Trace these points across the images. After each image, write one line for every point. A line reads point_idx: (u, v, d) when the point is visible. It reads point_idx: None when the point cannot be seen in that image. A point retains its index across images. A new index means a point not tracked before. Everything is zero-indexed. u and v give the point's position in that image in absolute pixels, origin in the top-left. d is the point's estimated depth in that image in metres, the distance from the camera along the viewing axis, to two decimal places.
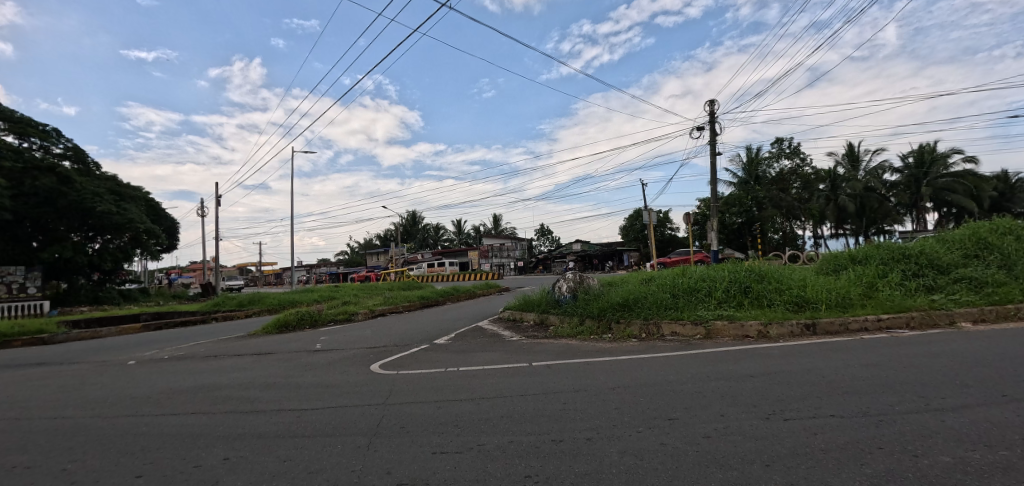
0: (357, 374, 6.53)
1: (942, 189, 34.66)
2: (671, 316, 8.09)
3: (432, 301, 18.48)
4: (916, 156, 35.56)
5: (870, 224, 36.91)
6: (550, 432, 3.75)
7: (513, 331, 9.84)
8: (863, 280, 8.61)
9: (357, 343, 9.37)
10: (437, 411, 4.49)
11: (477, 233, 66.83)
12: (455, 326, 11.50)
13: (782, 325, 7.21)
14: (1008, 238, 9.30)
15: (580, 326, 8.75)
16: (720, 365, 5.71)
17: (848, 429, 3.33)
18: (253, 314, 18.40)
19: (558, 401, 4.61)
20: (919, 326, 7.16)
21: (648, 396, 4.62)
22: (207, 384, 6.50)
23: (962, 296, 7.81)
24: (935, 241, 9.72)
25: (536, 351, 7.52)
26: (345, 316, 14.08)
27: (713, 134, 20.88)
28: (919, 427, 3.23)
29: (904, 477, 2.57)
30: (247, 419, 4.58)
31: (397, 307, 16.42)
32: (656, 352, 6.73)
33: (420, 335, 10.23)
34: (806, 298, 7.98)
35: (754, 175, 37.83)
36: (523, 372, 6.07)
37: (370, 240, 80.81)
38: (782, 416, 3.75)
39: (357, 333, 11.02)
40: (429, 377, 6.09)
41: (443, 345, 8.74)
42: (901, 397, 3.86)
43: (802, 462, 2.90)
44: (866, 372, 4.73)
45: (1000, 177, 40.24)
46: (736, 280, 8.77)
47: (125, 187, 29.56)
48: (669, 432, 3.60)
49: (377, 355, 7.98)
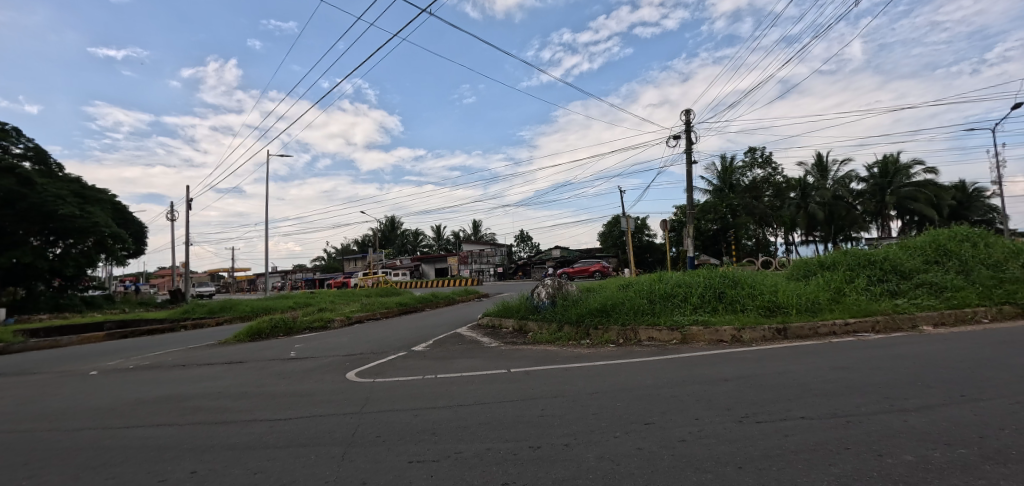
0: (333, 382, 6.41)
1: (905, 198, 36.05)
2: (648, 321, 8.20)
3: (411, 308, 18.27)
4: (880, 166, 36.94)
5: (838, 232, 38.05)
6: (528, 438, 3.74)
7: (491, 337, 9.80)
8: (831, 285, 8.89)
9: (333, 351, 9.19)
10: (413, 418, 4.43)
11: (457, 239, 66.63)
12: (433, 333, 11.41)
13: (755, 330, 7.37)
14: (966, 245, 9.70)
15: (559, 332, 8.78)
16: (697, 370, 5.77)
17: (818, 431, 3.41)
18: (224, 322, 17.89)
19: (536, 407, 4.61)
20: (883, 330, 7.42)
21: (625, 401, 4.65)
22: (175, 394, 6.27)
23: (924, 300, 8.11)
24: (899, 248, 10.10)
25: (514, 358, 7.51)
26: (321, 324, 13.81)
27: (689, 142, 21.31)
28: (884, 427, 3.33)
29: (870, 476, 2.65)
30: (217, 430, 4.44)
31: (375, 314, 16.20)
32: (634, 357, 6.80)
33: (397, 342, 10.10)
34: (777, 302, 8.18)
35: (729, 183, 38.70)
36: (501, 379, 6.05)
37: (348, 245, 79.70)
38: (754, 419, 3.82)
39: (333, 340, 10.84)
40: (407, 384, 6.02)
41: (421, 351, 8.65)
42: (868, 399, 3.98)
43: (773, 463, 2.96)
44: (836, 375, 4.85)
45: (958, 187, 42.07)
46: (711, 285, 8.95)
47: (90, 190, 28.52)
48: (646, 436, 3.63)
49: (353, 363, 7.84)
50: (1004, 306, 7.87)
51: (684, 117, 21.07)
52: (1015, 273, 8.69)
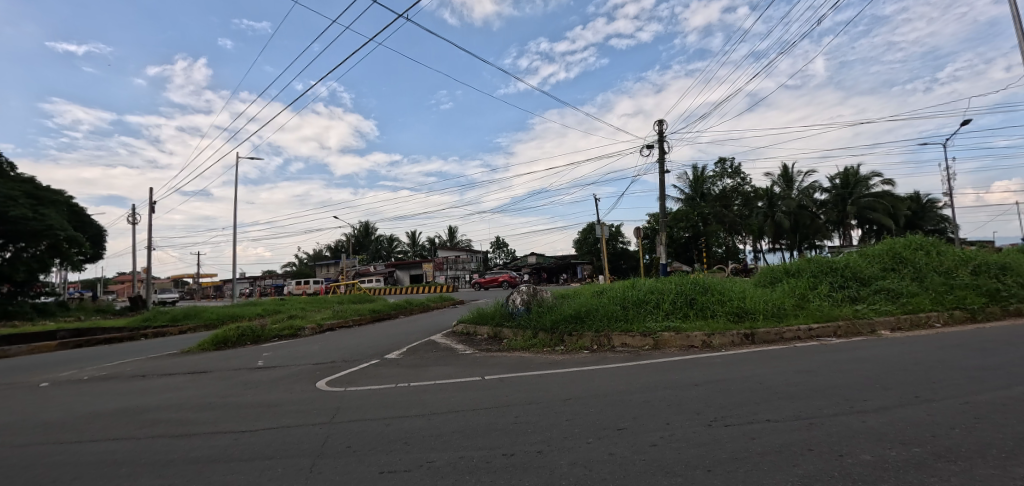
0: (302, 392, 6.24)
1: (865, 208, 37.65)
2: (621, 327, 8.28)
3: (384, 315, 17.95)
4: (842, 178, 38.48)
5: (803, 240, 39.35)
6: (501, 446, 3.72)
7: (466, 344, 9.72)
8: (795, 292, 9.18)
9: (303, 359, 8.96)
10: (386, 427, 4.36)
11: (432, 245, 66.05)
12: (407, 340, 11.25)
13: (724, 335, 7.54)
14: (920, 253, 10.17)
15: (533, 338, 8.79)
16: (669, 375, 5.87)
17: (782, 433, 3.50)
18: (188, 330, 17.21)
19: (510, 414, 4.59)
20: (845, 334, 7.69)
21: (599, 407, 4.68)
22: (133, 406, 6.00)
23: (881, 306, 8.46)
24: (858, 255, 10.52)
25: (489, 365, 7.47)
26: (291, 332, 13.44)
27: (662, 152, 21.74)
28: (844, 428, 3.44)
29: (832, 477, 2.72)
30: (177, 444, 4.26)
31: (347, 322, 15.85)
32: (608, 363, 6.84)
33: (369, 349, 9.91)
34: (746, 308, 8.39)
35: (700, 192, 39.60)
36: (475, 386, 6.00)
37: (320, 251, 78.13)
38: (723, 423, 3.90)
39: (303, 348, 10.58)
40: (379, 393, 5.90)
41: (394, 359, 8.51)
42: (830, 401, 4.11)
43: (740, 466, 3.02)
44: (799, 378, 5.01)
45: (913, 198, 44.15)
46: (682, 292, 9.11)
47: (45, 191, 27.20)
48: (618, 441, 3.65)
49: (324, 371, 7.66)
50: (954, 311, 8.29)
51: (657, 127, 21.54)
52: (965, 280, 9.15)
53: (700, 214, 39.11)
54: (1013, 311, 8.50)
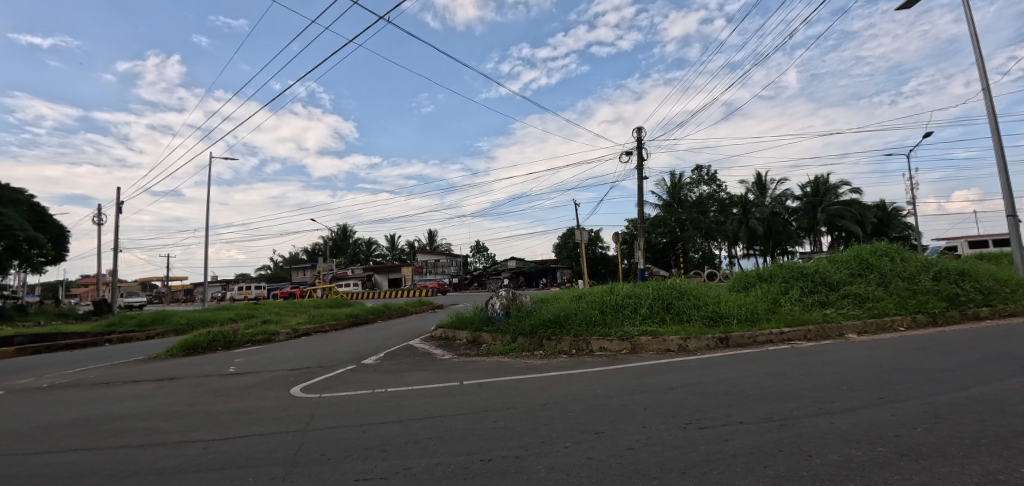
0: (275, 399, 6.09)
1: (834, 216, 38.87)
2: (599, 332, 8.34)
3: (362, 320, 17.69)
4: (812, 186, 39.73)
5: (776, 246, 40.35)
6: (479, 451, 3.69)
7: (445, 349, 9.63)
8: (768, 296, 9.41)
9: (277, 365, 8.76)
10: (361, 435, 4.28)
11: (411, 248, 65.56)
12: (384, 345, 11.12)
13: (699, 339, 7.66)
14: (885, 259, 10.53)
15: (512, 343, 8.78)
16: (646, 378, 5.95)
17: (754, 434, 3.58)
18: (156, 336, 16.65)
19: (488, 420, 4.56)
20: (814, 338, 7.90)
21: (577, 411, 4.70)
22: (96, 415, 5.76)
23: (849, 310, 8.73)
24: (827, 261, 10.83)
25: (467, 370, 7.41)
26: (264, 337, 13.12)
27: (640, 159, 22.06)
28: (813, 429, 3.52)
29: (801, 477, 2.79)
30: (142, 454, 4.10)
31: (324, 326, 15.57)
32: (585, 368, 6.87)
33: (345, 355, 9.75)
34: (720, 313, 8.55)
35: (677, 198, 40.21)
36: (453, 391, 5.95)
37: (296, 254, 76.71)
38: (698, 425, 3.96)
39: (277, 354, 10.35)
40: (354, 399, 5.81)
41: (371, 365, 8.39)
42: (800, 403, 4.20)
43: (714, 467, 3.07)
44: (771, 381, 5.14)
45: (880, 206, 45.79)
46: (659, 296, 9.23)
47: (4, 189, 26.06)
48: (596, 445, 3.67)
49: (298, 377, 7.51)
50: (917, 315, 8.61)
51: (636, 134, 21.87)
52: (928, 285, 9.51)
53: (677, 220, 39.73)
54: (971, 315, 8.88)
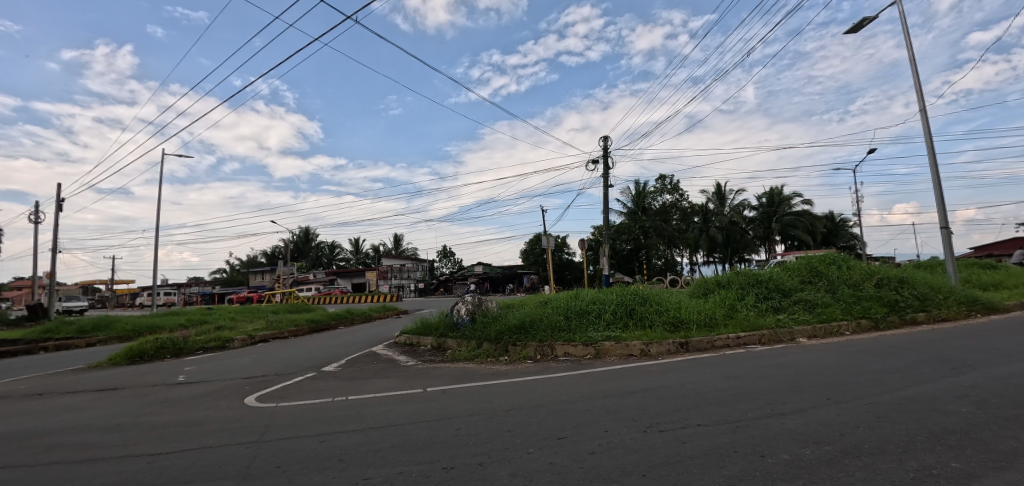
0: (228, 409, 5.83)
1: (787, 225, 40.75)
2: (564, 337, 8.39)
3: (323, 325, 17.21)
4: (767, 197, 41.57)
5: (734, 254, 41.81)
6: (441, 459, 3.64)
7: (409, 356, 9.47)
8: (725, 302, 9.73)
9: (231, 374, 8.39)
10: (319, 445, 4.14)
11: (376, 253, 64.43)
12: (346, 351, 10.83)
13: (661, 344, 7.82)
14: (833, 267, 11.08)
15: (477, 349, 8.73)
16: (608, 383, 6.03)
17: (710, 436, 3.68)
18: (98, 343, 15.67)
19: (452, 427, 4.51)
20: (768, 342, 8.22)
21: (540, 416, 4.71)
22: (27, 430, 5.35)
23: (800, 315, 9.14)
24: (780, 268, 11.29)
25: (431, 376, 7.32)
26: (218, 344, 12.57)
27: (606, 168, 22.45)
28: (765, 430, 3.66)
29: (754, 476, 2.87)
30: (76, 472, 3.82)
31: (283, 333, 15.04)
32: (551, 373, 6.90)
33: (304, 362, 9.43)
34: (681, 318, 8.77)
35: (641, 206, 41.10)
36: (416, 399, 5.85)
37: (254, 257, 74.06)
38: (658, 428, 4.03)
39: (231, 362, 9.92)
40: (313, 408, 5.62)
41: (331, 372, 8.15)
42: (754, 405, 4.36)
43: (672, 470, 3.13)
44: (727, 383, 5.30)
45: (828, 217, 48.31)
46: (622, 302, 9.40)
47: None
48: (559, 451, 3.68)
49: (253, 386, 7.21)
50: (861, 320, 9.10)
51: (602, 143, 22.29)
52: (870, 291, 10.06)
53: (641, 227, 40.60)
54: (909, 319, 9.46)
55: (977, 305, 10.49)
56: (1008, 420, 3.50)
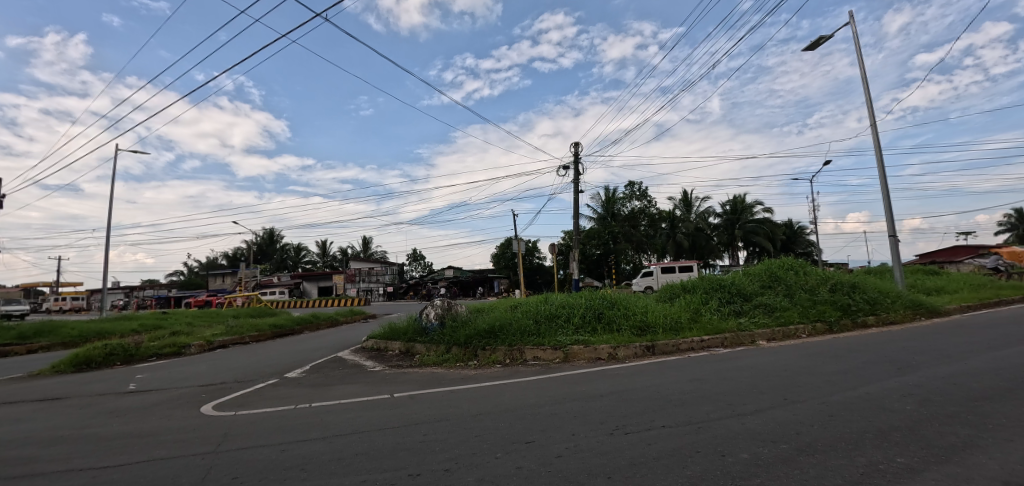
0: (183, 418, 5.58)
1: (749, 232, 42.21)
2: (533, 341, 8.43)
3: (286, 330, 16.71)
4: (731, 204, 42.94)
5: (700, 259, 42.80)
6: (408, 466, 3.58)
7: (376, 361, 9.31)
8: (690, 306, 9.98)
9: (186, 381, 8.03)
10: (280, 454, 4.02)
11: (344, 256, 63.15)
12: (310, 357, 10.55)
13: (628, 347, 7.95)
14: (791, 272, 11.51)
15: (446, 353, 8.66)
16: (576, 386, 6.09)
17: (674, 438, 3.75)
18: (40, 350, 14.75)
19: (418, 433, 4.45)
20: (730, 345, 8.47)
21: (508, 421, 4.70)
22: None
23: (760, 319, 9.46)
24: (742, 274, 11.65)
25: (399, 382, 7.20)
26: (173, 350, 12.03)
27: (576, 174, 22.68)
28: (726, 430, 3.75)
29: (714, 475, 2.96)
30: None
31: (244, 338, 14.54)
32: (519, 377, 6.90)
33: (266, 368, 9.13)
34: (647, 322, 8.93)
35: (611, 212, 41.70)
36: (383, 405, 5.75)
37: (215, 260, 71.42)
38: (624, 431, 4.09)
39: (187, 369, 9.49)
40: (274, 416, 5.43)
41: (294, 378, 7.92)
42: (716, 406, 4.48)
43: (637, 471, 3.17)
44: (692, 385, 5.44)
45: (788, 224, 50.27)
46: (591, 306, 9.51)
47: None
48: (526, 455, 3.68)
49: (211, 394, 6.92)
50: (816, 323, 9.51)
51: (573, 150, 22.52)
52: (825, 296, 10.52)
53: (611, 232, 41.20)
54: (860, 322, 9.94)
55: (922, 309, 11.12)
56: (948, 417, 3.72)
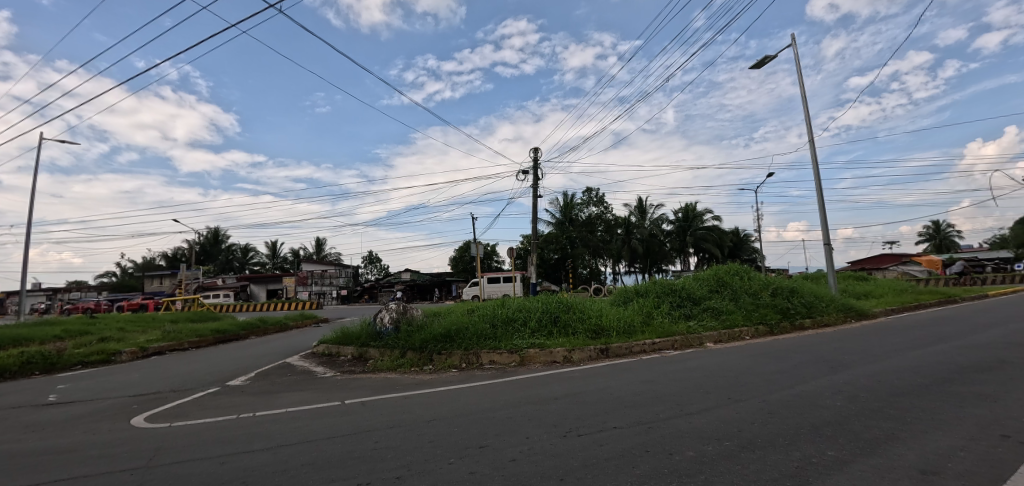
0: (110, 432, 5.17)
1: (700, 239, 43.97)
2: (489, 345, 8.42)
3: (230, 335, 15.87)
4: (683, 212, 44.61)
5: (653, 264, 44.19)
6: (357, 475, 3.48)
7: (326, 367, 9.00)
8: (643, 310, 10.29)
9: (116, 392, 7.47)
10: (219, 467, 3.80)
11: (295, 257, 60.89)
12: (256, 363, 10.09)
13: (583, 350, 8.07)
14: (737, 278, 12.06)
15: (401, 358, 8.49)
16: (533, 389, 6.14)
17: (625, 438, 3.83)
18: None
19: (369, 441, 4.33)
20: (679, 347, 8.77)
21: (463, 426, 4.66)
22: None
23: (707, 322, 9.85)
24: (692, 278, 12.07)
25: (352, 388, 7.01)
26: (101, 358, 11.19)
27: (535, 179, 22.87)
28: (675, 429, 3.88)
29: (662, 474, 3.04)
30: None
31: (182, 344, 13.68)
32: (474, 382, 6.86)
33: (206, 376, 8.64)
34: (602, 326, 9.10)
35: (569, 217, 42.26)
36: (332, 412, 5.55)
37: (152, 260, 67.10)
38: (577, 433, 4.14)
39: (117, 378, 8.83)
40: (214, 427, 5.14)
41: (238, 387, 7.53)
42: (665, 406, 4.62)
43: (589, 472, 3.22)
44: (642, 387, 5.58)
45: (734, 232, 52.82)
46: (548, 309, 9.60)
47: None
48: (480, 460, 3.66)
49: (144, 405, 6.48)
50: (759, 326, 10.01)
51: (533, 155, 22.68)
52: (767, 300, 11.09)
53: (568, 237, 41.76)
54: (798, 325, 10.55)
55: (852, 311, 11.93)
56: (874, 412, 3.99)
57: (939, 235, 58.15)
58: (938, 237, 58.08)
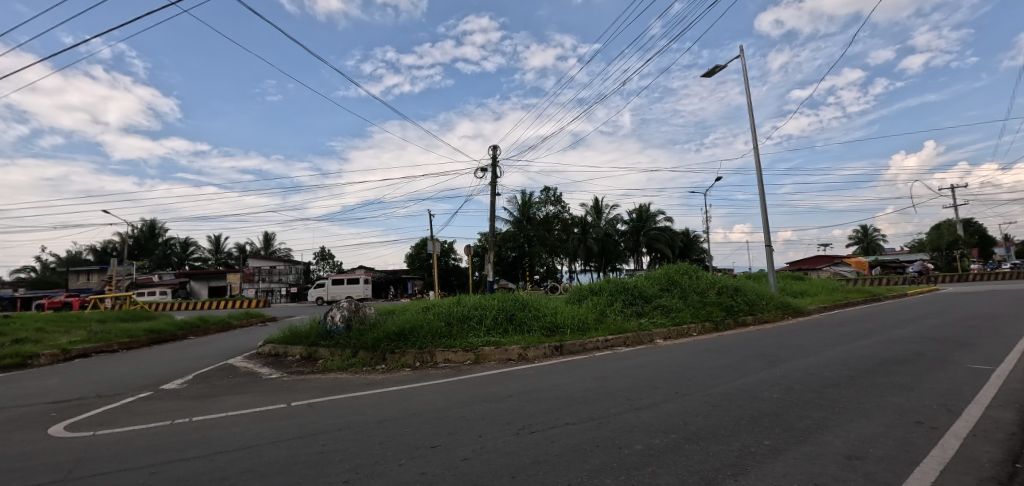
0: (25, 442, 4.74)
1: (652, 239, 45.45)
2: (443, 344, 8.33)
3: (166, 336, 14.94)
4: (637, 213, 45.92)
5: (608, 263, 45.17)
6: (302, 480, 3.35)
7: (272, 368, 8.62)
8: (597, 308, 10.49)
9: (34, 398, 6.87)
10: (148, 478, 3.56)
11: (241, 253, 58.16)
12: (194, 365, 9.55)
13: (537, 348, 8.13)
14: (686, 276, 12.52)
15: (352, 358, 8.25)
16: (487, 387, 6.13)
17: (576, 434, 3.88)
18: None
19: (316, 444, 4.19)
20: (631, 343, 9.01)
21: (415, 425, 4.59)
22: None
23: (658, 319, 10.17)
24: (644, 277, 12.41)
25: (300, 389, 6.75)
26: (15, 362, 10.25)
27: (494, 177, 22.81)
28: (624, 424, 3.97)
29: (612, 467, 3.10)
30: None
31: (111, 346, 12.73)
32: (427, 381, 6.76)
33: (138, 380, 8.09)
34: (556, 323, 9.21)
35: (526, 216, 42.39)
36: (275, 415, 5.31)
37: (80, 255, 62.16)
38: (529, 430, 4.16)
39: (34, 384, 8.09)
40: (142, 434, 4.81)
41: (174, 390, 7.10)
42: (616, 402, 4.72)
43: (540, 469, 3.23)
44: (595, 383, 5.69)
45: (685, 233, 54.92)
46: (503, 308, 9.61)
47: None
48: (431, 460, 3.60)
49: (65, 412, 5.99)
50: (705, 322, 10.44)
51: (492, 153, 22.60)
52: (713, 298, 11.58)
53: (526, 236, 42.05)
54: (740, 321, 11.09)
55: (789, 309, 12.65)
56: (807, 402, 4.25)
57: (867, 239, 62.69)
58: (866, 240, 62.56)
